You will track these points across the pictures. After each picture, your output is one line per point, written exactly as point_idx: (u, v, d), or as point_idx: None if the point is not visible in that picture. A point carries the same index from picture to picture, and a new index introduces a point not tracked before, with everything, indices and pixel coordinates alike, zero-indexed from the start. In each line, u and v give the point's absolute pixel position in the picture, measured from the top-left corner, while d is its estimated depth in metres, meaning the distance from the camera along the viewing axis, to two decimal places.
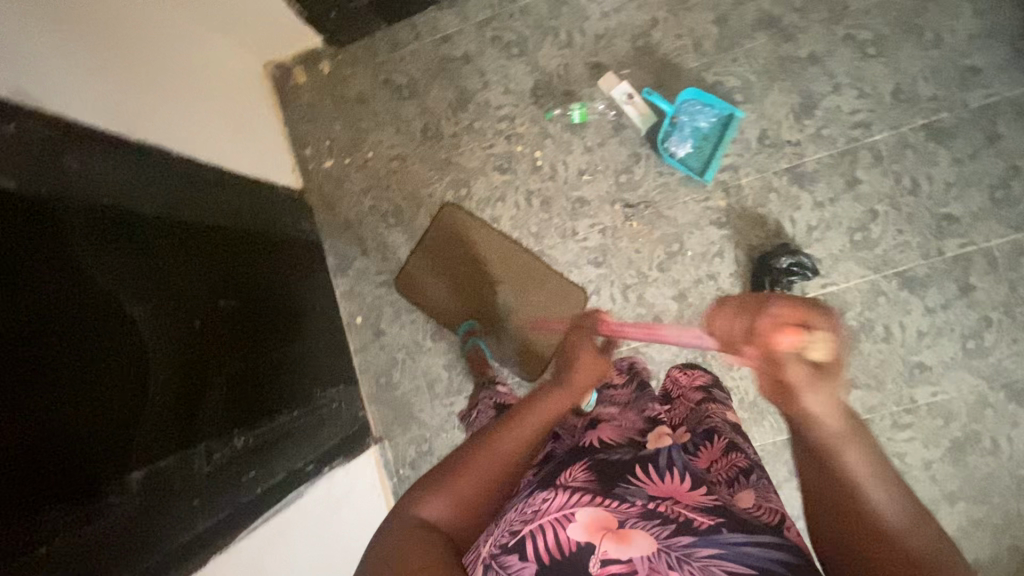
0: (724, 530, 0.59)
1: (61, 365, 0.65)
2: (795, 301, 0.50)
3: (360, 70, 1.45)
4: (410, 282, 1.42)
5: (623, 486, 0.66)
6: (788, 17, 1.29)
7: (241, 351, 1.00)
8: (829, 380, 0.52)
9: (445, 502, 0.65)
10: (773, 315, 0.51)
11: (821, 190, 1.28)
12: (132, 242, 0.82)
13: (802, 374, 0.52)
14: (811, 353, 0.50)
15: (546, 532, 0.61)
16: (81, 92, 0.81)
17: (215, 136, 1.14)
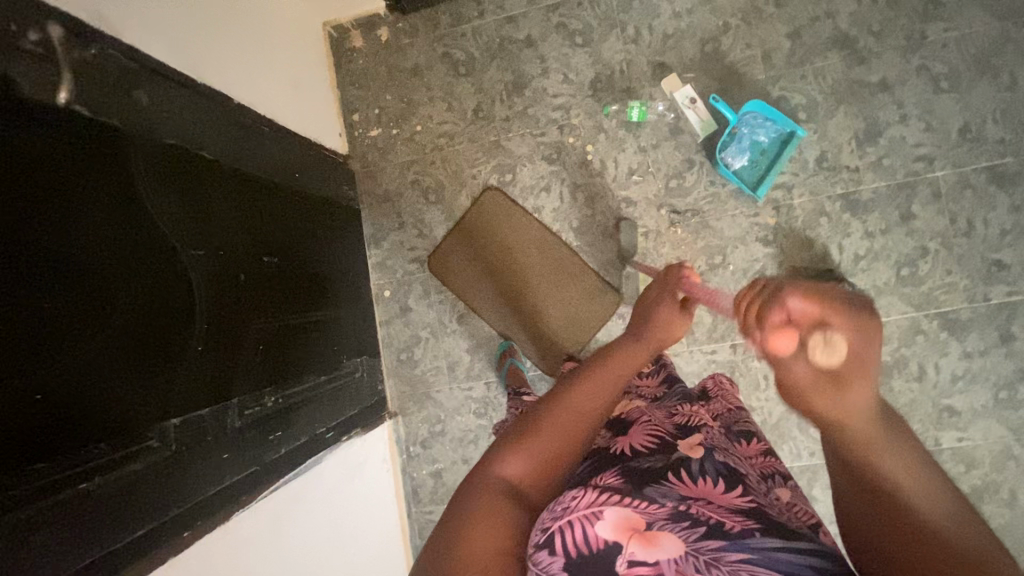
0: (755, 534, 0.58)
1: (114, 302, 0.64)
2: (805, 289, 0.56)
3: (419, 41, 1.43)
4: (445, 263, 1.41)
5: (652, 488, 0.65)
6: (863, 40, 1.26)
7: (279, 309, 0.98)
8: (843, 389, 0.54)
9: (520, 463, 0.64)
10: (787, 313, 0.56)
11: (873, 220, 1.26)
12: (190, 185, 0.79)
13: (805, 374, 0.56)
14: (815, 352, 0.54)
15: (575, 527, 0.58)
16: (159, 27, 0.79)
17: (273, 90, 1.12)
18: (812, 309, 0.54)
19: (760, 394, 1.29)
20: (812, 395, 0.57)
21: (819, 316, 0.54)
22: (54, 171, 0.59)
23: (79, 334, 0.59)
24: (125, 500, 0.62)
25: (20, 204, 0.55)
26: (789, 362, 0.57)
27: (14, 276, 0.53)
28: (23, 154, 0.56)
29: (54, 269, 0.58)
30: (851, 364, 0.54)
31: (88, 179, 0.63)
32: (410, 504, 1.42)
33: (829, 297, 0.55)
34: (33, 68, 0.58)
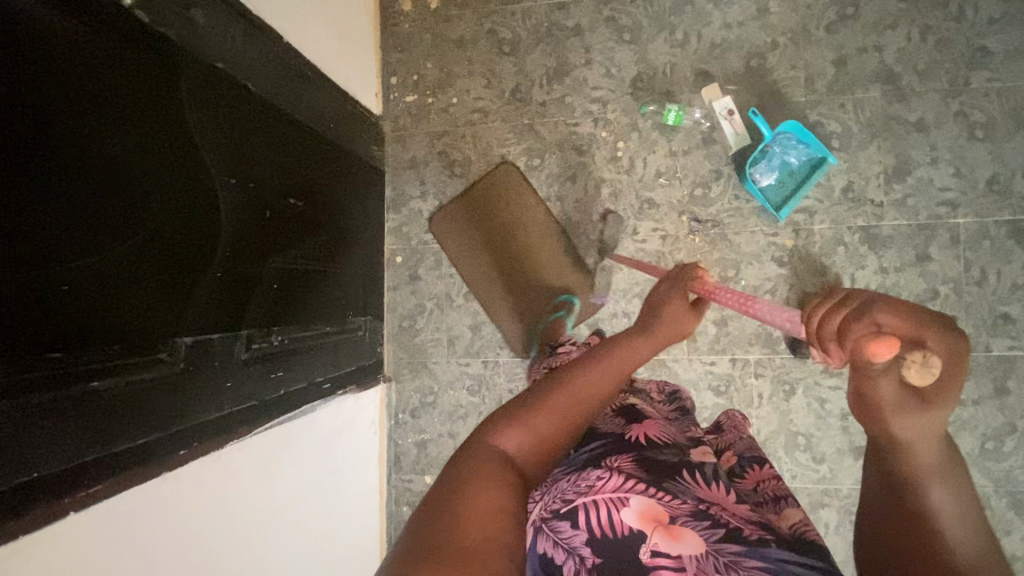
0: (772, 545, 0.59)
1: (144, 210, 0.64)
2: (897, 310, 0.50)
3: (467, 14, 1.42)
4: (466, 205, 1.41)
5: (673, 482, 0.67)
6: (907, 78, 1.27)
7: (297, 251, 0.98)
8: (929, 408, 0.51)
9: (516, 438, 0.65)
10: (880, 324, 0.50)
11: (889, 256, 1.27)
12: (231, 113, 0.79)
13: (892, 394, 0.52)
14: (912, 373, 0.49)
15: (601, 510, 0.62)
16: None
17: (318, 36, 1.11)
18: (907, 328, 0.49)
19: (751, 412, 1.31)
20: (899, 420, 0.53)
21: (912, 335, 0.49)
22: (96, 65, 0.58)
23: (107, 237, 0.59)
24: (125, 406, 0.61)
25: (61, 92, 0.55)
26: (873, 378, 0.52)
27: (47, 162, 0.53)
28: (69, 44, 0.56)
29: (89, 165, 0.57)
30: (936, 385, 0.50)
31: (129, 82, 0.62)
32: (391, 471, 1.42)
33: (922, 316, 0.49)
34: None
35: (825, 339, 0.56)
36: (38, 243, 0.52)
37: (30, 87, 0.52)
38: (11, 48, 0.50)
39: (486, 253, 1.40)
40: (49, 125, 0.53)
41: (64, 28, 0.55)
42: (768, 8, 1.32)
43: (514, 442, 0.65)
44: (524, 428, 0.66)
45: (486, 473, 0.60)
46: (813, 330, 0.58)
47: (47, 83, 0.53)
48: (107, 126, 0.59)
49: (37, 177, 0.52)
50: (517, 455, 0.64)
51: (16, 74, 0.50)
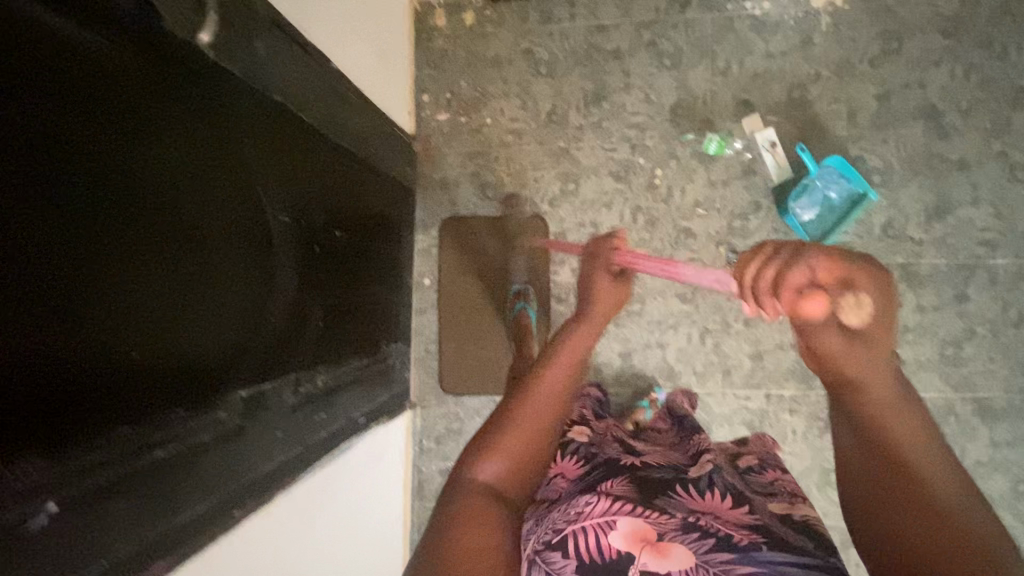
0: (762, 548, 0.60)
1: (201, 258, 0.60)
2: (828, 249, 0.50)
3: (503, 32, 1.39)
4: (456, 234, 1.40)
5: (660, 500, 0.71)
6: (949, 116, 1.26)
7: (339, 283, 0.95)
8: (868, 347, 0.52)
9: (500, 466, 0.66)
10: (810, 265, 0.49)
11: (927, 295, 1.26)
12: (285, 147, 0.76)
13: (836, 341, 0.52)
14: (848, 318, 0.48)
15: (589, 536, 0.64)
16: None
17: (359, 58, 1.07)
18: (839, 269, 0.49)
19: (785, 447, 1.29)
20: (845, 363, 0.53)
21: (842, 276, 0.49)
22: (163, 104, 0.54)
23: (166, 294, 0.55)
24: (191, 467, 0.58)
25: (128, 136, 0.50)
26: (818, 330, 0.51)
27: (116, 216, 0.49)
28: (141, 84, 0.52)
29: (153, 216, 0.53)
30: (871, 321, 0.51)
31: (191, 121, 0.58)
32: (414, 498, 1.39)
33: (848, 257, 0.50)
34: None
35: (760, 293, 0.53)
36: (102, 309, 0.48)
37: (106, 139, 0.48)
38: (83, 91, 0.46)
39: (476, 282, 1.40)
40: (114, 172, 0.49)
41: (134, 67, 0.51)
42: (812, 39, 1.30)
43: (495, 467, 0.66)
44: (502, 452, 0.67)
45: (470, 510, 0.61)
46: (745, 287, 0.54)
47: (124, 133, 0.50)
48: (177, 174, 0.56)
49: (101, 233, 0.48)
50: (501, 480, 0.66)
51: (87, 121, 0.46)
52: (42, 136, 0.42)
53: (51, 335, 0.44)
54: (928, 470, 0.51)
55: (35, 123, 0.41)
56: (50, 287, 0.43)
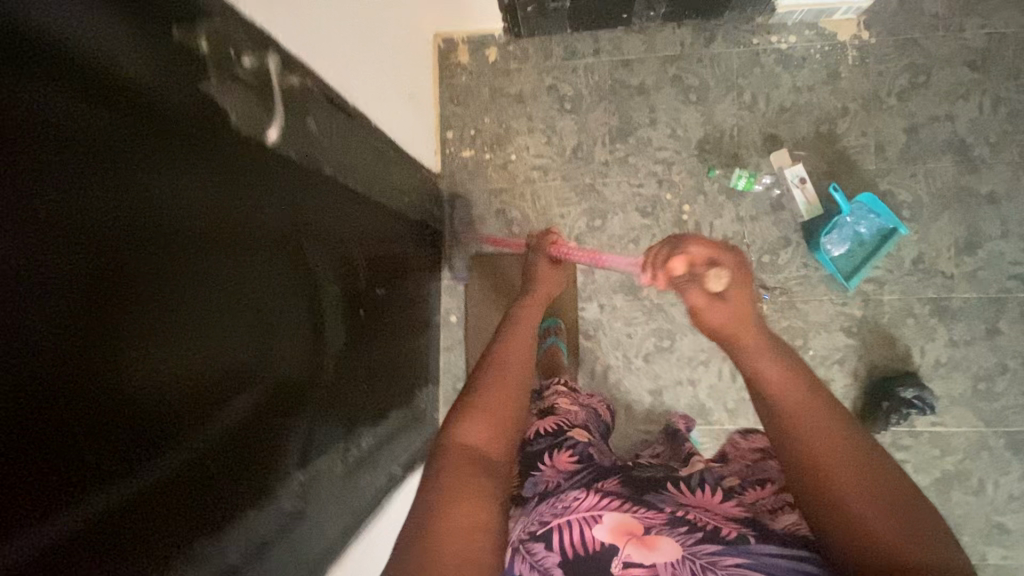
0: (751, 541, 0.59)
1: (253, 351, 0.58)
2: (705, 241, 0.82)
3: (527, 68, 1.39)
4: (485, 272, 1.40)
5: (650, 495, 0.68)
6: (979, 149, 1.26)
7: (378, 339, 0.95)
8: (727, 304, 0.78)
9: (481, 432, 0.71)
10: (691, 251, 0.82)
11: (959, 329, 1.26)
12: (331, 217, 0.77)
13: (703, 298, 0.79)
14: (710, 281, 0.78)
15: (574, 528, 0.63)
16: (337, 57, 0.76)
17: (394, 109, 1.06)
18: (704, 251, 0.81)
19: None
20: (710, 315, 0.79)
21: (711, 257, 0.80)
22: (221, 201, 0.52)
23: (226, 397, 0.54)
24: (259, 562, 0.58)
25: (189, 244, 0.48)
26: (691, 289, 0.80)
27: (179, 330, 0.47)
28: (202, 185, 0.50)
29: (212, 320, 0.52)
30: (733, 289, 0.78)
31: (257, 216, 0.59)
32: None
33: (725, 250, 0.81)
34: (239, 93, 0.54)
35: (656, 266, 0.86)
36: (170, 431, 0.47)
37: (190, 254, 0.49)
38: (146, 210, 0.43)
39: (503, 319, 1.38)
40: (195, 284, 0.49)
41: (196, 170, 0.49)
42: (839, 73, 1.29)
43: (474, 431, 0.71)
44: (482, 417, 0.73)
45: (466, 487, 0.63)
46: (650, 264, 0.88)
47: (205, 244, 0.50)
48: (245, 271, 0.57)
49: (167, 353, 0.46)
50: (485, 443, 0.70)
51: (150, 239, 0.44)
52: (107, 270, 0.40)
53: (143, 463, 0.44)
54: (828, 425, 0.63)
55: (100, 258, 0.39)
56: (127, 420, 0.42)
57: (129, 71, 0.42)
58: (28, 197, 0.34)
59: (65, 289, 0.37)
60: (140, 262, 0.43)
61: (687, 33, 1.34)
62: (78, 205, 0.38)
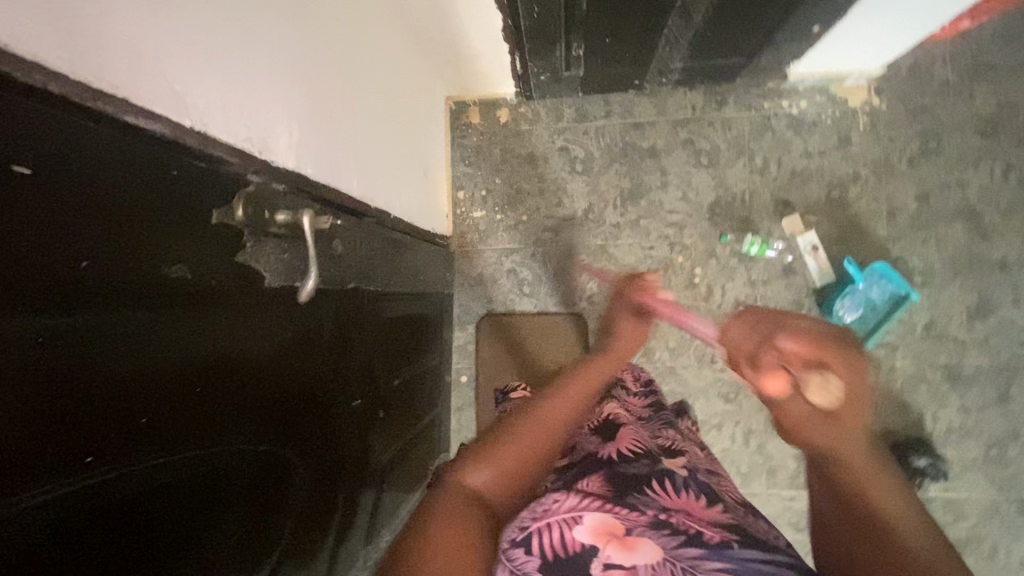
0: (733, 546, 0.56)
1: (281, 494, 0.59)
2: (810, 335, 0.54)
3: (538, 129, 1.39)
4: (497, 330, 1.39)
5: (636, 496, 0.63)
6: (990, 216, 1.26)
7: (395, 427, 0.95)
8: (840, 426, 0.54)
9: (488, 471, 0.59)
10: (782, 349, 0.55)
11: (971, 395, 1.26)
12: (355, 326, 0.76)
13: (806, 414, 0.55)
14: (813, 393, 0.53)
15: (554, 529, 0.55)
16: (356, 165, 0.78)
17: (411, 185, 1.06)
18: (809, 350, 0.53)
19: None
20: (810, 433, 0.55)
21: (817, 357, 0.53)
22: (254, 365, 0.52)
23: (256, 554, 0.55)
24: None
25: (223, 422, 0.48)
26: (789, 402, 0.56)
27: (212, 509, 0.47)
28: (235, 357, 0.49)
29: (239, 485, 0.51)
30: (849, 406, 0.53)
31: (289, 360, 0.58)
32: None
33: (832, 344, 0.53)
34: (273, 250, 0.53)
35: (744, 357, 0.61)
36: None
37: (229, 428, 0.49)
38: (187, 407, 0.43)
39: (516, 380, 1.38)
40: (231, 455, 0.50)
41: (234, 344, 0.48)
42: (850, 138, 1.30)
43: (484, 476, 0.59)
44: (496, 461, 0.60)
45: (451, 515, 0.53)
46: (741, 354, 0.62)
47: (242, 412, 0.50)
48: (278, 419, 0.57)
49: (197, 539, 0.46)
50: (486, 492, 0.58)
51: (190, 433, 0.44)
52: (139, 488, 0.39)
53: None
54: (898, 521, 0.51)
55: (133, 479, 0.39)
56: None
57: (172, 272, 0.41)
58: (59, 454, 0.33)
59: (105, 522, 0.37)
60: (175, 463, 0.42)
61: (699, 96, 1.34)
62: (120, 437, 0.37)
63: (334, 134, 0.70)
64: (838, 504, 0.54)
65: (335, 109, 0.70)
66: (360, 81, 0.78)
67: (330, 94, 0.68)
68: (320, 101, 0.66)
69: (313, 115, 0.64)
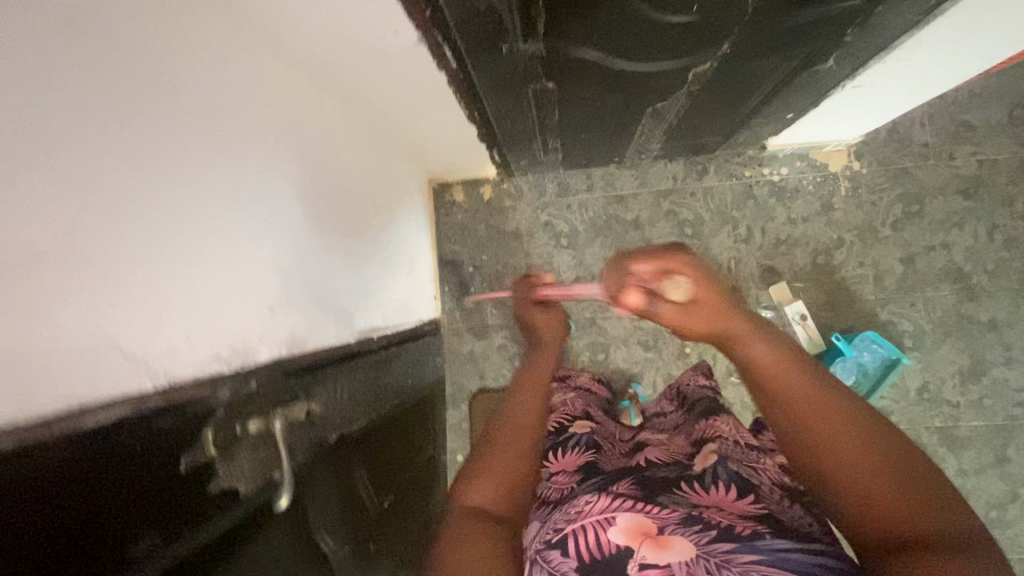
0: (766, 537, 0.49)
1: None
2: (651, 254, 0.65)
3: (522, 205, 1.40)
4: (489, 407, 1.39)
5: (665, 494, 0.58)
6: (977, 276, 1.26)
7: (389, 546, 0.93)
8: (707, 310, 0.61)
9: (485, 483, 0.57)
10: (638, 272, 0.65)
11: (968, 457, 1.26)
12: (339, 468, 0.75)
13: (673, 310, 0.63)
14: (671, 295, 0.63)
15: (586, 533, 0.53)
16: (334, 306, 0.79)
17: (395, 288, 1.07)
18: (657, 266, 0.64)
19: None
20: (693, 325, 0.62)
21: (661, 267, 0.63)
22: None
23: None
24: None
25: None
26: (653, 301, 0.65)
27: None
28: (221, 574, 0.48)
29: None
30: (704, 292, 0.61)
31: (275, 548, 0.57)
32: None
33: (668, 254, 0.64)
34: (248, 460, 0.53)
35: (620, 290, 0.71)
36: None
37: None
38: None
39: None
40: None
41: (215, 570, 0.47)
42: (833, 204, 1.30)
43: (482, 488, 0.57)
44: (493, 474, 0.58)
45: (467, 537, 0.51)
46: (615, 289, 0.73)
47: None
48: None
49: None
50: (490, 503, 0.56)
51: None
52: None
53: None
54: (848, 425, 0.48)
55: None
56: None
57: (139, 548, 0.40)
58: None
59: None
60: None
61: (679, 167, 1.35)
62: None
63: (311, 291, 0.71)
64: (809, 428, 0.50)
65: (312, 265, 0.71)
66: (336, 221, 0.80)
67: (307, 256, 0.70)
68: (296, 269, 0.67)
69: (285, 286, 0.65)
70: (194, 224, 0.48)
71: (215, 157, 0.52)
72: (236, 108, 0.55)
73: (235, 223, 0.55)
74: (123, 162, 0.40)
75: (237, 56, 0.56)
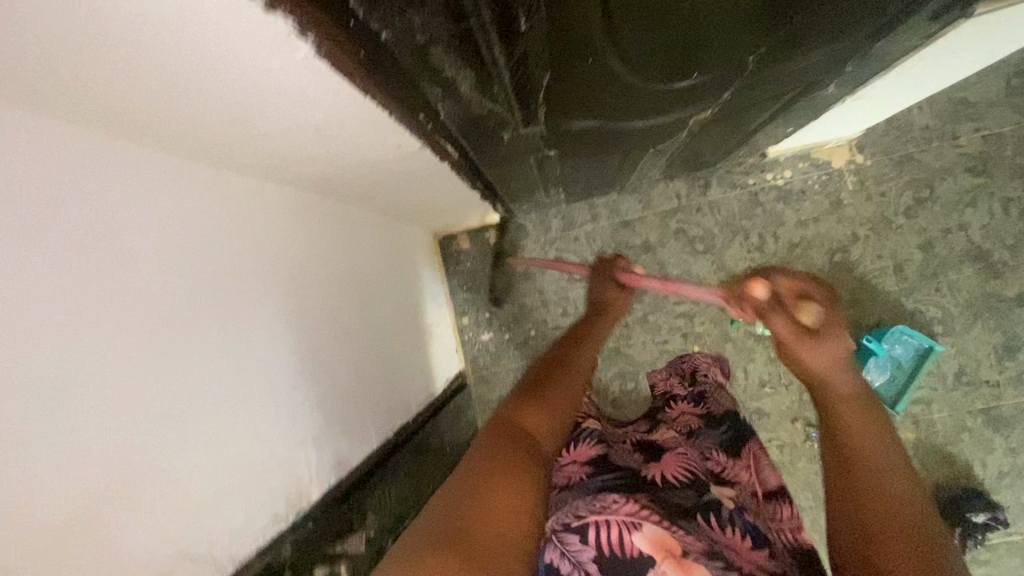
0: None
1: None
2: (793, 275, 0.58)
3: (529, 244, 1.39)
4: None
5: (687, 515, 0.56)
6: (997, 253, 1.24)
7: None
8: (834, 340, 0.56)
9: (537, 413, 0.63)
10: (776, 285, 0.58)
11: (1016, 435, 1.24)
12: None
13: (787, 330, 0.57)
14: (803, 318, 0.56)
15: (612, 529, 0.53)
16: (370, 404, 0.80)
17: (422, 356, 1.08)
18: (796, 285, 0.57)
19: None
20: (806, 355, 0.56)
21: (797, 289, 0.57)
22: None
23: None
24: None
25: None
26: (768, 319, 0.58)
27: None
28: None
29: None
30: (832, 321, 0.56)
31: None
32: None
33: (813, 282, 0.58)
34: None
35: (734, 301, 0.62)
36: None
37: None
38: None
39: None
40: None
41: None
42: (841, 200, 1.29)
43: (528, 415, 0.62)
44: (546, 408, 0.64)
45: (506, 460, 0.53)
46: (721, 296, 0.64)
47: None
48: None
49: None
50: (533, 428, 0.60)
51: None
52: None
53: None
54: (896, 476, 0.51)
55: None
56: None
57: None
58: None
59: None
60: None
61: (681, 184, 1.34)
62: None
63: (348, 404, 0.73)
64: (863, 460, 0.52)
65: (343, 377, 0.73)
66: (359, 319, 0.81)
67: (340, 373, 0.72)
68: (328, 389, 0.68)
69: (320, 410, 0.66)
70: (226, 385, 0.51)
71: (231, 317, 0.52)
72: (245, 261, 0.56)
73: (257, 372, 0.55)
74: (150, 360, 0.43)
75: (252, 207, 0.58)
